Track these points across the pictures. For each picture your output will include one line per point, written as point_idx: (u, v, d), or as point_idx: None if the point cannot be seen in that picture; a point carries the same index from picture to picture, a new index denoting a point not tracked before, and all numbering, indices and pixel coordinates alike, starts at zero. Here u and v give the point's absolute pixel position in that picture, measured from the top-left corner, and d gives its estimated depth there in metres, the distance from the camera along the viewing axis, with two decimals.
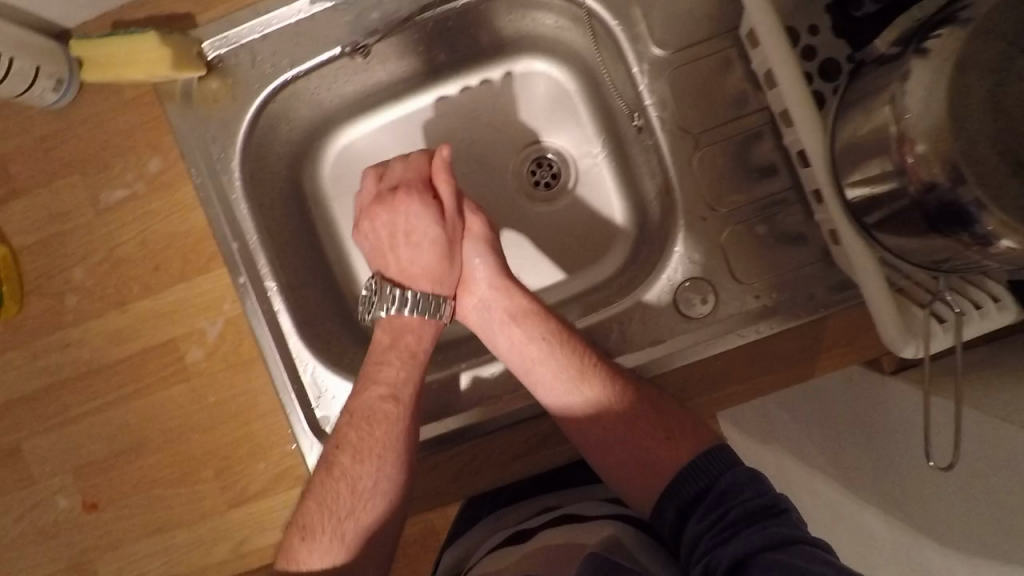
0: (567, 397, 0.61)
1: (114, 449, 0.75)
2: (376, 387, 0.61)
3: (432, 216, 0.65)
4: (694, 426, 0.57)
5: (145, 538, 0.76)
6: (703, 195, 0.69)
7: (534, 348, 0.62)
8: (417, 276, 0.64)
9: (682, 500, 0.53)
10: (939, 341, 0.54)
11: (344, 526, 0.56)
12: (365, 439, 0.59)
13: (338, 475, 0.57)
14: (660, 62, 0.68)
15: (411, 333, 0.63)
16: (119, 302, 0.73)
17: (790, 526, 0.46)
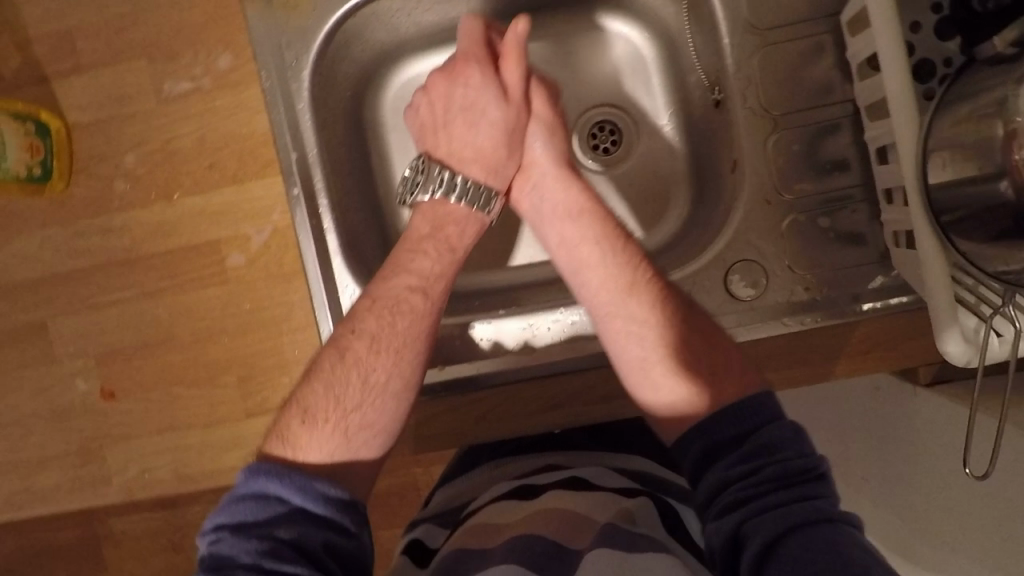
0: (610, 305, 0.58)
1: (140, 341, 0.74)
2: (405, 275, 0.60)
3: (492, 94, 0.64)
4: (744, 368, 0.54)
5: (157, 433, 0.75)
6: (772, 179, 0.68)
7: (585, 250, 0.60)
8: (468, 160, 0.64)
9: (717, 439, 0.49)
10: (992, 354, 0.54)
11: (348, 420, 0.55)
12: (386, 329, 0.58)
13: (351, 362, 0.56)
14: (754, 37, 0.67)
15: (456, 226, 0.63)
16: (167, 194, 0.72)
17: (827, 500, 0.44)
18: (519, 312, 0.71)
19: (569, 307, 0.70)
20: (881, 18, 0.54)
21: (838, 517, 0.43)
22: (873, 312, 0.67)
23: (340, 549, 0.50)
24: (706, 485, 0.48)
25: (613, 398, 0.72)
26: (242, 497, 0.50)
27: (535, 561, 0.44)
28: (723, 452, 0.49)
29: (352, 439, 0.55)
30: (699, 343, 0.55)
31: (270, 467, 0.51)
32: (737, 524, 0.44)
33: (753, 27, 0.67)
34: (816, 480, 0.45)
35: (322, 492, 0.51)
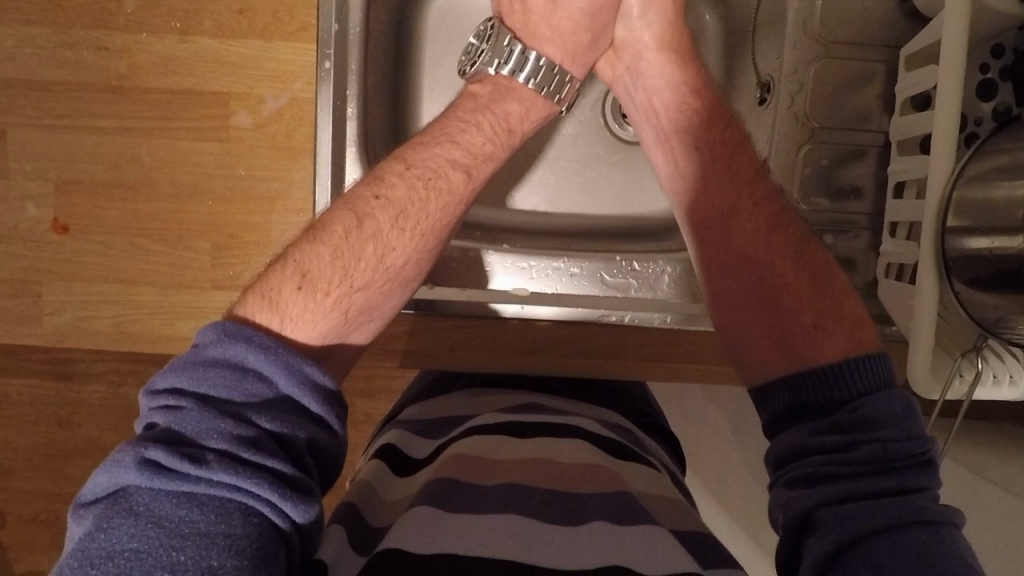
0: (702, 217, 0.59)
1: (112, 179, 0.67)
2: (451, 148, 0.56)
3: None
4: (855, 321, 0.50)
5: (107, 282, 0.69)
6: (793, 187, 0.70)
7: (683, 157, 0.62)
8: (543, 39, 0.63)
9: (811, 398, 0.47)
10: (953, 390, 0.58)
11: (351, 300, 0.47)
12: (416, 206, 0.52)
13: (369, 234, 0.49)
14: (817, 46, 0.68)
15: (517, 103, 0.61)
16: (184, 28, 0.66)
17: (926, 496, 0.41)
18: (522, 251, 0.72)
19: (573, 257, 0.72)
20: (954, 58, 0.55)
21: (939, 518, 0.39)
22: None
23: (321, 447, 0.41)
24: (786, 446, 0.46)
25: (594, 355, 0.70)
26: (210, 363, 0.39)
27: (533, 510, 0.45)
28: (808, 412, 0.47)
29: (348, 324, 0.48)
30: (805, 283, 0.53)
31: (254, 334, 0.41)
32: (817, 504, 0.41)
33: (819, 36, 0.69)
34: (918, 468, 0.42)
35: (312, 379, 0.41)
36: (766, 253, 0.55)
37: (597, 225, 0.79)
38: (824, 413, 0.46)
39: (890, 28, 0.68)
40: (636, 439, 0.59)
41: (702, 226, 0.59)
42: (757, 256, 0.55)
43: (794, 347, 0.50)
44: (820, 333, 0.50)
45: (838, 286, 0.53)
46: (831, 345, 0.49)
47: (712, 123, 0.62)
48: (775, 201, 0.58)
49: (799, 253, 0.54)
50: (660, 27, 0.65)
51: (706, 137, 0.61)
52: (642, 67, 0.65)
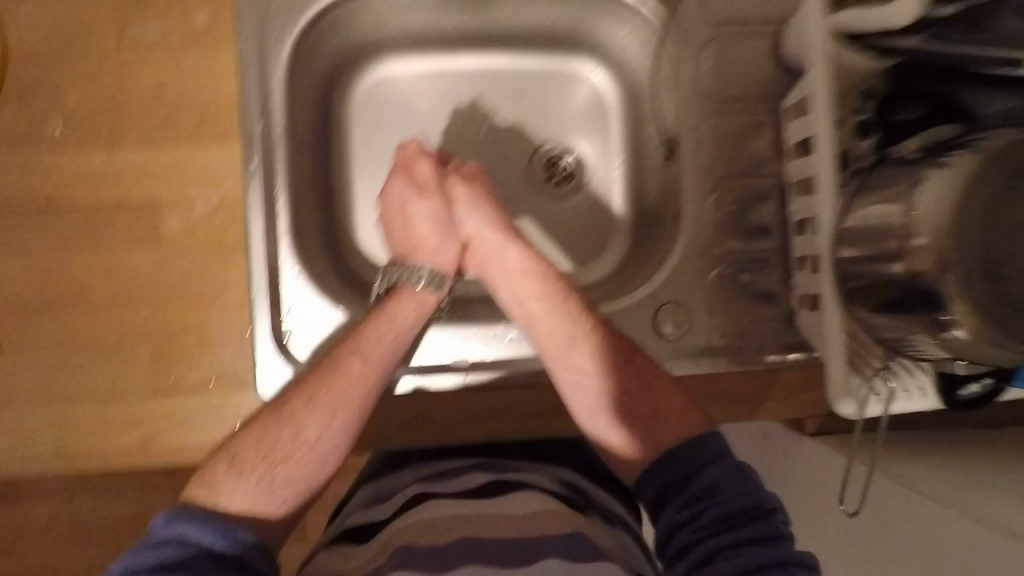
0: (588, 374, 0.61)
1: (41, 295, 0.67)
2: (358, 354, 0.60)
3: (433, 206, 0.67)
4: (682, 411, 0.57)
5: (40, 401, 0.67)
6: (706, 233, 0.75)
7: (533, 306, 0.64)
8: (418, 251, 0.67)
9: (662, 483, 0.54)
10: (871, 407, 0.63)
11: (274, 473, 0.54)
12: (331, 398, 0.57)
13: (285, 416, 0.55)
14: (709, 104, 0.75)
15: (415, 305, 0.65)
16: (109, 143, 0.68)
17: (776, 539, 0.49)
18: (460, 321, 0.73)
19: (509, 322, 0.73)
20: (823, 109, 0.62)
21: (796, 555, 0.48)
22: (773, 365, 0.74)
23: None
24: (676, 542, 0.51)
25: (537, 416, 0.72)
26: None
27: (496, 557, 0.47)
28: (684, 504, 0.52)
29: (274, 492, 0.53)
30: (672, 419, 0.57)
31: None
32: (696, 570, 0.49)
33: (708, 95, 0.75)
34: (765, 513, 0.50)
35: None
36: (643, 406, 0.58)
37: None
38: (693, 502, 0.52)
39: (770, 84, 0.75)
40: (579, 491, 0.61)
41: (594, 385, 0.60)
42: (654, 401, 0.58)
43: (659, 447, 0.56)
44: (653, 428, 0.57)
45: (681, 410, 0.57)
46: (658, 440, 0.56)
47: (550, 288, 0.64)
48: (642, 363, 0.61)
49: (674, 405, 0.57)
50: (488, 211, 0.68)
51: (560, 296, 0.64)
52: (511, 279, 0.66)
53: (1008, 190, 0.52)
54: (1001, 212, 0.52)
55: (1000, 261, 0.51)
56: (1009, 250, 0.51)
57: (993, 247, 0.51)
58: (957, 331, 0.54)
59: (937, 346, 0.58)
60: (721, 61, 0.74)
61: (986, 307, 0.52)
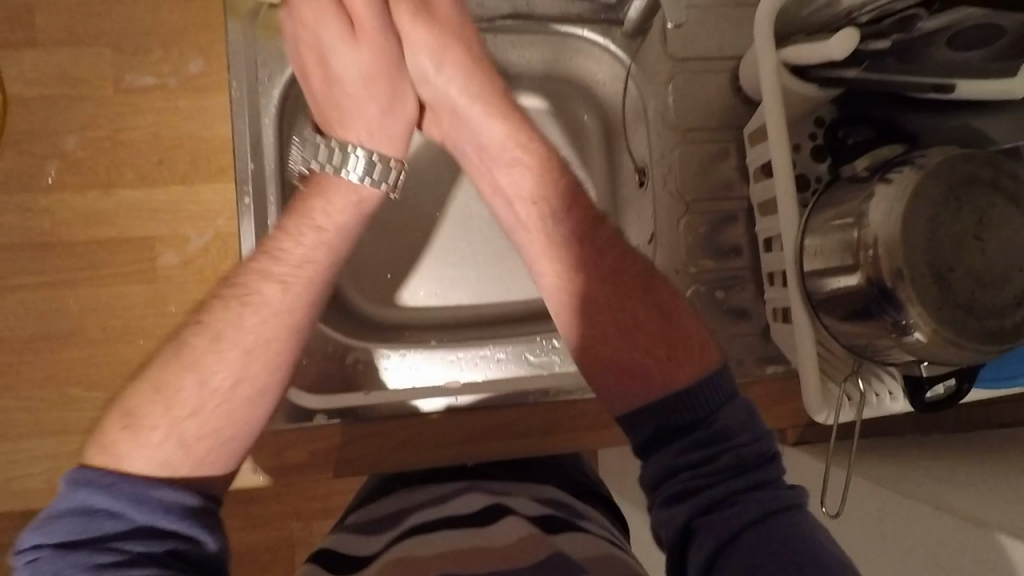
0: (586, 283, 0.60)
1: (40, 332, 0.69)
2: (270, 268, 0.58)
3: (348, 48, 0.65)
4: (700, 350, 0.55)
5: (38, 436, 0.68)
6: (681, 254, 0.79)
7: (527, 213, 0.64)
8: (351, 127, 0.66)
9: (667, 421, 0.53)
10: (845, 413, 0.66)
11: (183, 427, 0.51)
12: (232, 329, 0.55)
13: (188, 361, 0.53)
14: (676, 134, 0.80)
15: (342, 199, 0.63)
16: (106, 183, 0.70)
17: (772, 487, 0.49)
18: (448, 344, 0.76)
19: (497, 343, 0.76)
20: (777, 133, 0.66)
21: (792, 502, 0.49)
22: (750, 377, 0.78)
23: (187, 553, 0.47)
24: (664, 468, 0.51)
25: (530, 435, 0.75)
26: (66, 515, 0.46)
27: None
28: (675, 435, 0.52)
29: (191, 449, 0.51)
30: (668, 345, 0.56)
31: (95, 478, 0.48)
32: (691, 514, 0.49)
33: (676, 125, 0.80)
34: (766, 461, 0.51)
35: (163, 502, 0.48)
36: (640, 316, 0.58)
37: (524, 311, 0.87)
38: (688, 433, 0.52)
39: (734, 114, 0.80)
40: (569, 510, 0.62)
41: (595, 292, 0.60)
42: (639, 314, 0.58)
43: (653, 381, 0.54)
44: (663, 369, 0.54)
45: (682, 317, 0.58)
46: (660, 381, 0.54)
47: (558, 203, 0.64)
48: (642, 268, 0.60)
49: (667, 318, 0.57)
50: (468, 87, 0.67)
51: (560, 205, 0.64)
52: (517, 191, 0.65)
53: (944, 202, 0.57)
54: (943, 221, 0.56)
55: (944, 267, 0.56)
56: (947, 258, 0.56)
57: (937, 255, 0.56)
58: (918, 333, 0.57)
59: (902, 349, 0.60)
60: (687, 94, 0.79)
61: (936, 309, 0.56)
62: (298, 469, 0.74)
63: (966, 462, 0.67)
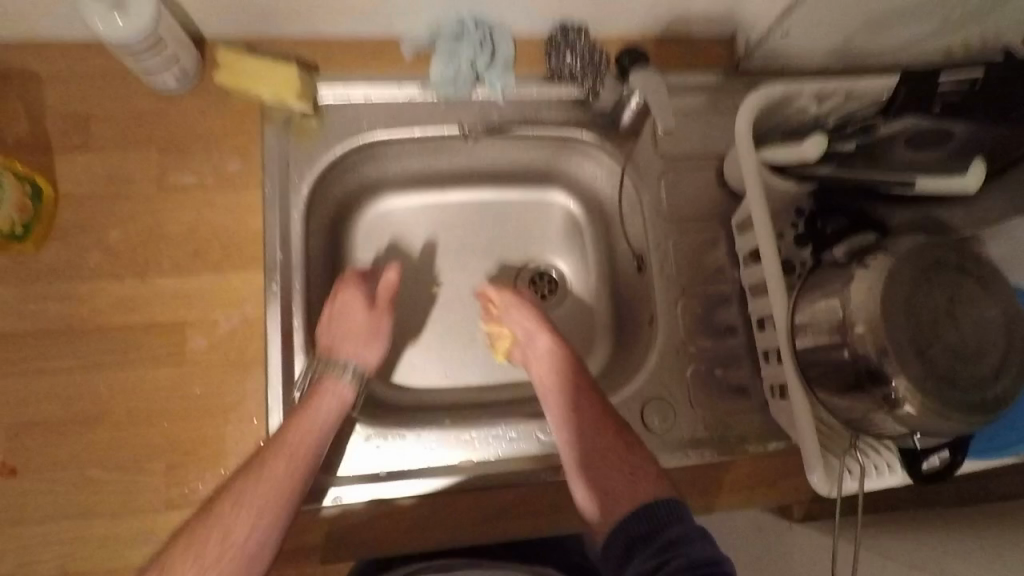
0: (581, 429, 0.72)
1: (68, 415, 0.71)
2: (285, 440, 0.67)
3: (360, 306, 0.79)
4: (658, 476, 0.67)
5: (56, 520, 0.69)
6: (680, 334, 0.84)
7: (545, 367, 0.79)
8: (342, 347, 0.77)
9: (635, 531, 0.62)
10: (847, 486, 0.68)
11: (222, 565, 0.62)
12: (268, 479, 0.65)
13: (217, 527, 0.63)
14: (671, 224, 0.87)
15: (333, 400, 0.72)
16: (144, 272, 0.75)
17: (720, 575, 0.54)
18: (462, 424, 0.78)
19: (509, 423, 0.79)
20: (763, 226, 0.73)
21: None
22: (754, 452, 0.80)
23: None
24: None
25: (544, 513, 0.76)
26: None
27: None
28: (639, 556, 0.60)
29: None
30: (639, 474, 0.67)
31: None
32: None
33: (670, 217, 0.87)
34: (715, 563, 0.56)
35: None
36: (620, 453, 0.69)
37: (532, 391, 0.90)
38: (650, 557, 0.58)
39: (722, 206, 0.88)
40: None
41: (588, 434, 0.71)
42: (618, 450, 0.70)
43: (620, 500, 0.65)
44: (630, 483, 0.66)
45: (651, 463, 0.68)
46: (631, 494, 0.65)
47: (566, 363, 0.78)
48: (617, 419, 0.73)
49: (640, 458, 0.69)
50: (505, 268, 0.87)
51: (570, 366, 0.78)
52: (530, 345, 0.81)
53: (917, 284, 0.62)
54: (918, 302, 0.62)
55: (924, 344, 0.61)
56: (926, 335, 0.61)
57: (916, 332, 0.61)
58: (908, 406, 0.61)
59: (895, 421, 0.64)
60: (678, 189, 0.87)
61: (921, 382, 0.60)
62: (309, 551, 0.73)
63: (970, 535, 0.69)
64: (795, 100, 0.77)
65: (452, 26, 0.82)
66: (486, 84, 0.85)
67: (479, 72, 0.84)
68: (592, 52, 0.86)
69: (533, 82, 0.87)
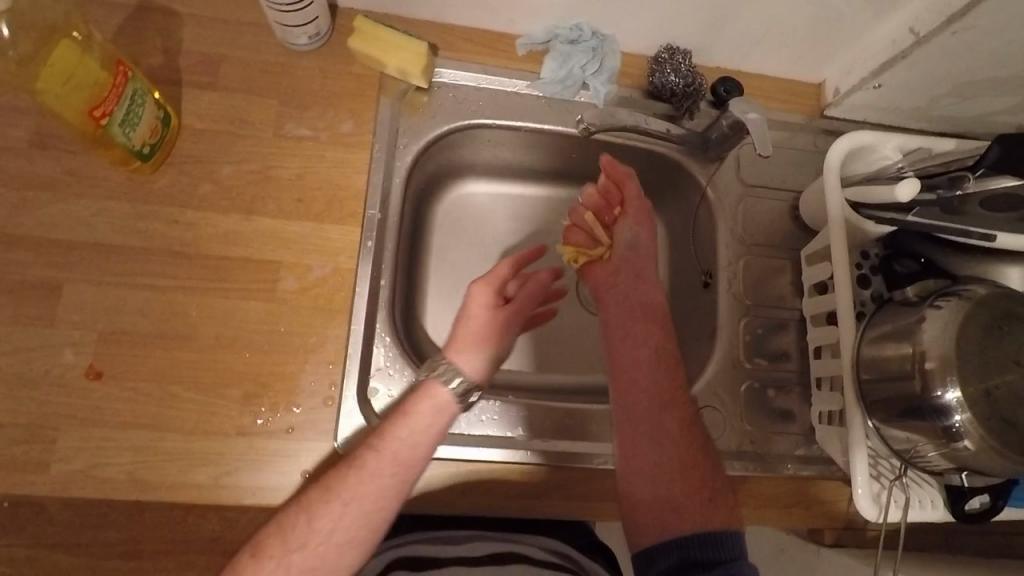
0: (662, 423, 0.72)
1: (157, 330, 0.74)
2: (387, 441, 0.64)
3: (494, 300, 0.78)
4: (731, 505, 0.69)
5: (131, 428, 0.71)
6: (737, 351, 0.87)
7: (645, 352, 0.77)
8: (462, 349, 0.72)
9: (695, 557, 0.64)
10: (892, 514, 0.71)
11: (290, 565, 0.58)
12: (350, 484, 0.61)
13: (301, 519, 0.59)
14: (741, 247, 0.91)
15: (432, 410, 0.67)
16: (247, 210, 0.79)
17: None
18: (520, 403, 0.82)
19: (566, 407, 0.83)
20: (841, 257, 0.76)
21: None
22: (797, 475, 0.83)
23: None
24: None
25: (590, 498, 0.78)
26: None
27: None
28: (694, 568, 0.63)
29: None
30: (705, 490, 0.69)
31: None
32: None
33: (742, 240, 0.91)
34: None
35: None
36: (693, 461, 0.71)
37: (581, 386, 0.93)
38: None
39: (790, 238, 0.92)
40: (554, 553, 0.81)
41: (665, 428, 0.72)
42: (688, 456, 0.71)
43: (687, 509, 0.67)
44: (705, 503, 0.68)
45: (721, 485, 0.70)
46: (701, 511, 0.67)
47: (667, 354, 0.77)
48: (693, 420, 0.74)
49: (709, 473, 0.71)
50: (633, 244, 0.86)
51: (670, 353, 0.77)
52: (627, 327, 0.79)
53: (991, 329, 0.67)
54: (988, 345, 0.66)
55: (990, 383, 0.65)
56: (993, 377, 0.65)
57: (985, 373, 0.65)
58: (967, 440, 0.65)
59: (944, 456, 0.68)
60: (752, 215, 0.92)
61: (983, 420, 0.64)
62: None
63: None
64: (880, 148, 0.81)
65: (570, 30, 0.87)
66: (590, 89, 0.89)
67: (586, 77, 0.88)
68: (694, 75, 0.89)
69: (634, 94, 0.91)
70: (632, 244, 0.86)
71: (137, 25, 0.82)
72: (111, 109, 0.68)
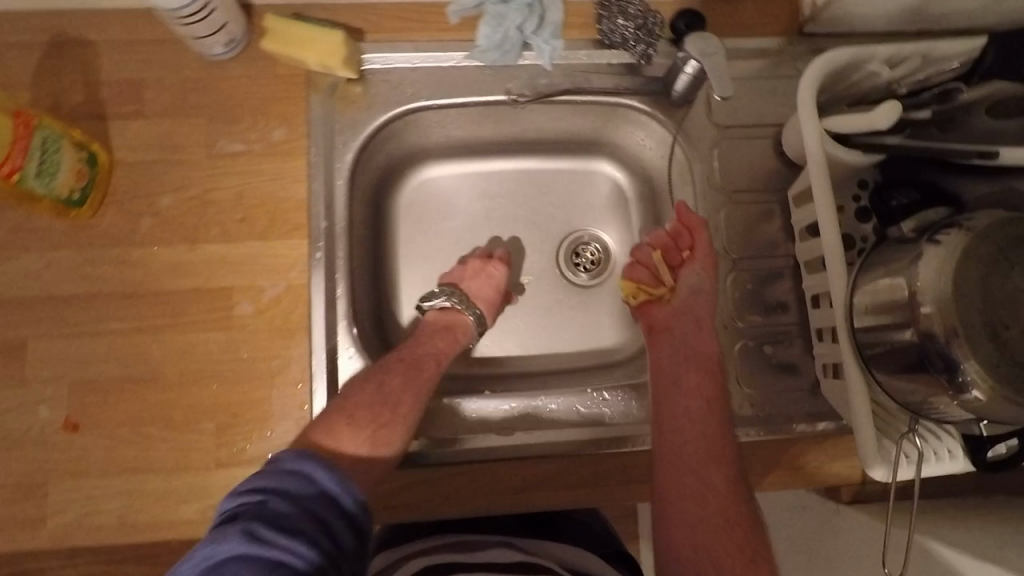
0: (708, 477, 0.69)
1: (123, 375, 0.74)
2: (429, 343, 0.78)
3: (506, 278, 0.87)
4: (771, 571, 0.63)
5: (115, 474, 0.72)
6: (727, 310, 0.81)
7: (696, 403, 0.73)
8: (481, 293, 0.84)
9: None
10: (903, 472, 0.65)
11: (378, 429, 0.65)
12: (413, 373, 0.72)
13: (380, 391, 0.68)
14: (722, 195, 0.83)
15: (463, 319, 0.83)
16: (193, 238, 0.77)
17: None
18: (502, 394, 0.80)
19: (549, 394, 0.80)
20: (824, 197, 0.68)
21: None
22: (805, 433, 0.78)
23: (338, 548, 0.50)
24: None
25: (583, 486, 0.75)
26: (290, 474, 0.52)
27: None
28: None
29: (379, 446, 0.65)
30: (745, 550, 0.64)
31: (317, 456, 0.54)
32: None
33: (722, 188, 0.83)
34: None
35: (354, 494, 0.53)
36: (737, 518, 0.66)
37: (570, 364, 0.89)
38: None
39: (776, 177, 0.83)
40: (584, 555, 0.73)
41: (715, 482, 0.68)
42: (734, 512, 0.66)
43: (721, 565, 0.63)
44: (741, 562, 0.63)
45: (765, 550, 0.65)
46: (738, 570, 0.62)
47: (715, 402, 0.73)
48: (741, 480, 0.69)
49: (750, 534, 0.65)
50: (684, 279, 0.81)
51: (723, 407, 0.74)
52: (675, 370, 0.77)
53: (997, 260, 0.59)
54: (993, 280, 0.58)
55: (998, 324, 0.58)
56: (1000, 316, 0.58)
57: (992, 314, 0.58)
58: (976, 391, 0.58)
59: (959, 407, 0.61)
60: (730, 158, 0.83)
61: (991, 366, 0.57)
62: None
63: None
64: (861, 65, 0.71)
65: None
66: (534, 49, 0.82)
67: (528, 37, 0.81)
68: (646, 13, 0.81)
69: (583, 46, 0.83)
70: (698, 290, 0.80)
71: (51, 62, 0.79)
72: (19, 164, 0.68)
